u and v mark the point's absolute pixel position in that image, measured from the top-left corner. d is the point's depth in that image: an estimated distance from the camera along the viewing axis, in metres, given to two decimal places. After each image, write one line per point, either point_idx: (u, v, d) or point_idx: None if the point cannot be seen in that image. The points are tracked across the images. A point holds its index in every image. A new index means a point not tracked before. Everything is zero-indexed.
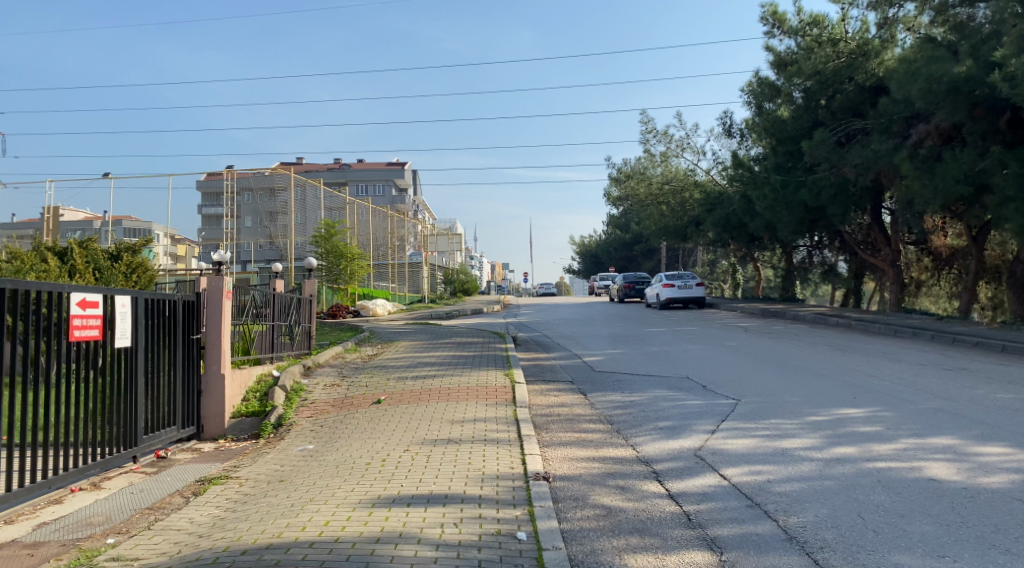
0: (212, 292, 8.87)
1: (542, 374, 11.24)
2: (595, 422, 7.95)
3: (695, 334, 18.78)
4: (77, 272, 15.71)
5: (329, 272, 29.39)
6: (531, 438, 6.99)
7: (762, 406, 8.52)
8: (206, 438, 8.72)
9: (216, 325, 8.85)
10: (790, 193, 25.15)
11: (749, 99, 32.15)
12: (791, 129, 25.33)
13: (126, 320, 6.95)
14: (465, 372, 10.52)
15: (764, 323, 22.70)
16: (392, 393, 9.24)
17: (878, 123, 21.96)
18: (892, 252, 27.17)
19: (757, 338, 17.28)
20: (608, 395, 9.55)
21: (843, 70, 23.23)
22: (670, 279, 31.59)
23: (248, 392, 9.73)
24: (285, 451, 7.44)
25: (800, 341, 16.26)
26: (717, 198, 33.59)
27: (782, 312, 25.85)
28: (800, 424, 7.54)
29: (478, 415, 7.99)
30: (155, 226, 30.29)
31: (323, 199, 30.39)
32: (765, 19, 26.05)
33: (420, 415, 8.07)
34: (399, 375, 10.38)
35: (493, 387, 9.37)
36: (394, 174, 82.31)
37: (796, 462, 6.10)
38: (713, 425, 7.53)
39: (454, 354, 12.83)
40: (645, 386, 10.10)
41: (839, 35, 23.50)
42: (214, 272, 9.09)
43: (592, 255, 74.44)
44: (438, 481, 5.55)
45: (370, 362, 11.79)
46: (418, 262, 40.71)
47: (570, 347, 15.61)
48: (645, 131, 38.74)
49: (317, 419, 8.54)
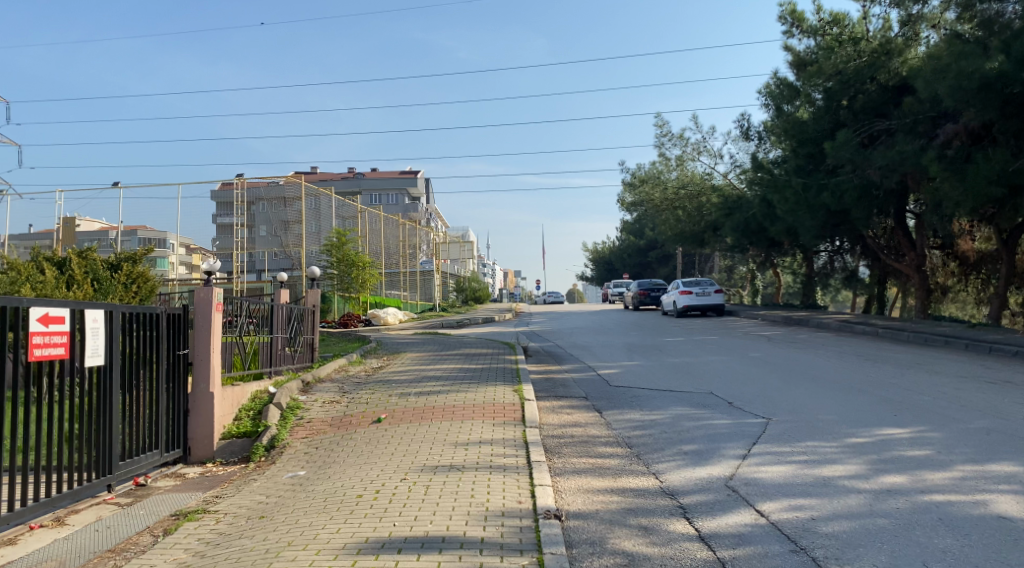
0: (201, 304, 8.36)
1: (554, 389, 10.60)
2: (611, 445, 7.29)
3: (714, 344, 18.03)
4: (76, 283, 15.22)
5: (340, 281, 28.87)
6: (542, 465, 6.34)
7: (795, 426, 7.79)
8: (193, 461, 8.15)
9: (204, 340, 8.31)
10: (812, 196, 24.29)
11: (766, 101, 31.51)
12: (811, 130, 24.44)
13: (99, 337, 6.39)
14: (473, 387, 9.87)
15: (786, 331, 21.92)
16: (394, 411, 8.58)
17: (902, 124, 21.16)
18: (917, 257, 26.23)
19: (781, 348, 16.50)
20: (626, 413, 8.89)
21: (866, 70, 22.46)
22: (687, 286, 30.83)
23: (240, 410, 9.11)
24: (273, 477, 6.82)
25: (827, 351, 15.48)
26: (735, 202, 32.87)
27: (805, 320, 25.03)
28: (839, 448, 6.82)
29: (484, 437, 7.34)
30: (168, 235, 29.97)
31: (335, 208, 30.01)
32: (783, 18, 25.36)
33: (421, 437, 7.43)
34: (403, 391, 9.71)
35: (501, 404, 8.71)
36: (407, 183, 82.20)
37: (842, 495, 5.39)
38: (743, 450, 6.86)
39: (461, 367, 12.19)
40: (666, 403, 9.42)
41: (860, 34, 22.97)
42: (205, 282, 8.61)
43: (606, 262, 73.64)
44: (435, 518, 4.89)
45: (373, 376, 11.14)
46: (431, 270, 40.19)
47: (585, 358, 14.94)
48: (660, 135, 38.13)
49: (312, 440, 7.91)
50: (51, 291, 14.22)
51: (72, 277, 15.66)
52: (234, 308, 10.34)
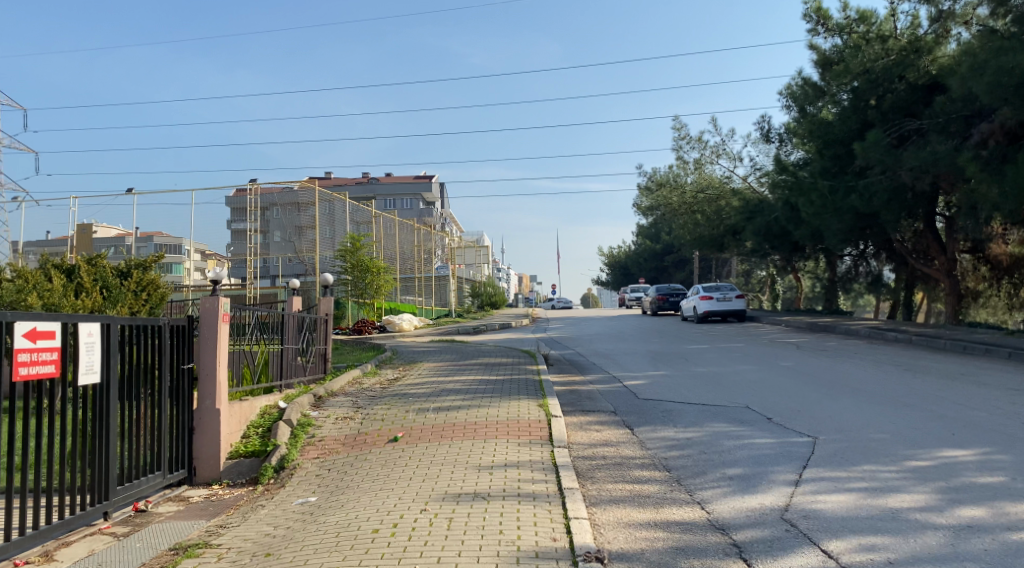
0: (206, 315, 7.82)
1: (580, 403, 10.04)
2: (649, 469, 6.72)
3: (741, 351, 17.39)
4: (84, 292, 14.83)
5: (353, 287, 28.58)
6: (575, 493, 5.77)
7: (846, 447, 7.18)
8: (198, 482, 7.65)
9: (210, 354, 7.80)
10: (838, 198, 23.55)
11: (788, 102, 30.87)
12: (838, 131, 23.77)
13: (94, 353, 5.90)
14: (495, 401, 9.31)
15: (814, 338, 21.20)
16: (412, 429, 8.04)
17: (933, 123, 20.48)
18: (947, 261, 25.43)
19: (812, 357, 15.82)
20: (659, 430, 8.30)
21: (895, 68, 21.72)
22: (707, 291, 30.11)
23: (249, 428, 8.57)
24: (282, 504, 6.30)
25: (862, 360, 14.79)
26: (757, 205, 32.13)
27: (832, 326, 24.26)
28: (901, 473, 6.21)
29: (510, 459, 6.78)
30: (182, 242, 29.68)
31: (350, 213, 29.57)
32: (808, 16, 24.71)
33: (440, 459, 6.87)
34: (421, 406, 9.17)
35: (526, 421, 8.16)
36: (421, 188, 81.94)
37: (916, 532, 4.78)
38: (795, 475, 6.27)
39: (482, 379, 11.63)
40: (701, 419, 8.82)
41: (888, 33, 22.23)
42: (211, 291, 8.06)
43: (622, 267, 72.91)
44: (461, 561, 4.33)
45: (389, 389, 10.60)
46: (446, 275, 39.73)
47: (608, 367, 14.37)
48: (678, 138, 37.55)
49: (325, 461, 7.40)
50: (57, 300, 13.79)
51: (80, 285, 15.27)
52: (242, 315, 9.87)
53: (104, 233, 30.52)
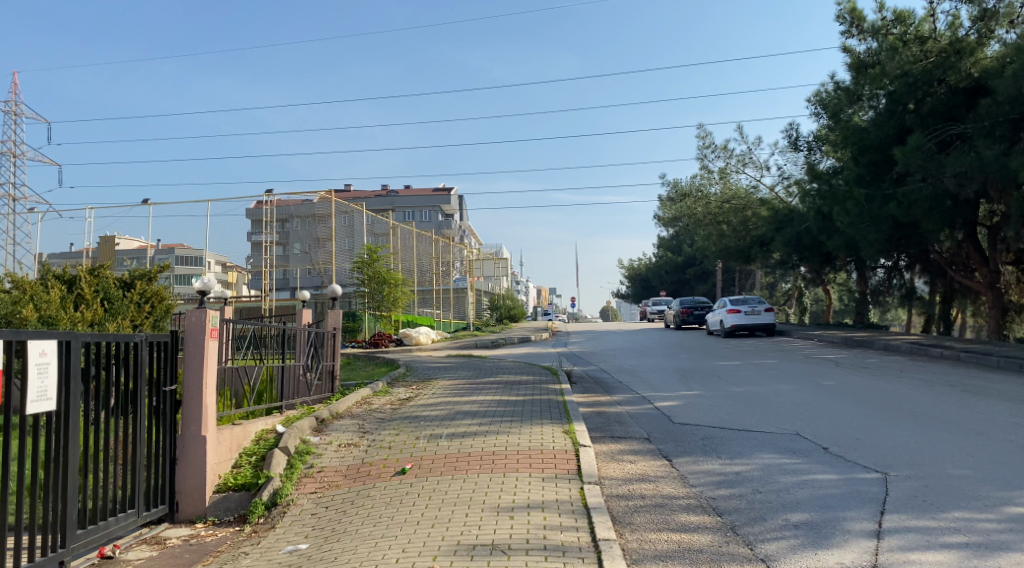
0: (191, 331, 6.91)
1: (608, 427, 9.09)
2: (697, 513, 5.74)
3: (777, 368, 16.31)
4: (85, 303, 14.16)
5: (371, 299, 27.77)
6: (613, 546, 4.81)
7: (926, 487, 6.15)
8: (180, 519, 6.79)
9: (195, 375, 6.92)
10: (876, 206, 22.33)
11: (818, 109, 29.86)
12: (874, 137, 22.63)
13: (48, 376, 5.07)
14: (514, 426, 8.35)
15: (853, 354, 20.03)
16: (423, 459, 7.10)
17: (978, 127, 19.18)
18: (990, 273, 24.17)
19: (856, 375, 14.69)
20: (701, 463, 7.32)
21: (935, 70, 20.54)
22: (735, 304, 28.98)
23: (241, 456, 7.67)
24: (268, 553, 5.39)
25: (913, 379, 13.68)
26: (786, 215, 30.97)
27: (869, 341, 23.06)
28: (1003, 523, 5.16)
29: (533, 498, 5.84)
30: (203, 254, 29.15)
31: (366, 224, 28.87)
32: (841, 18, 23.54)
33: (452, 499, 5.92)
34: (434, 432, 8.21)
35: (550, 451, 7.20)
36: (440, 201, 81.43)
37: None
38: (873, 524, 5.28)
39: (500, 399, 10.67)
40: (747, 450, 7.83)
41: (927, 34, 21.11)
42: (200, 302, 7.17)
43: (642, 280, 71.61)
44: None
45: (399, 411, 9.66)
46: (463, 287, 38.89)
47: (635, 386, 13.38)
48: (702, 147, 36.59)
49: (322, 497, 6.49)
50: (53, 310, 13.10)
51: (82, 296, 14.58)
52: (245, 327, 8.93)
53: (125, 245, 30.14)
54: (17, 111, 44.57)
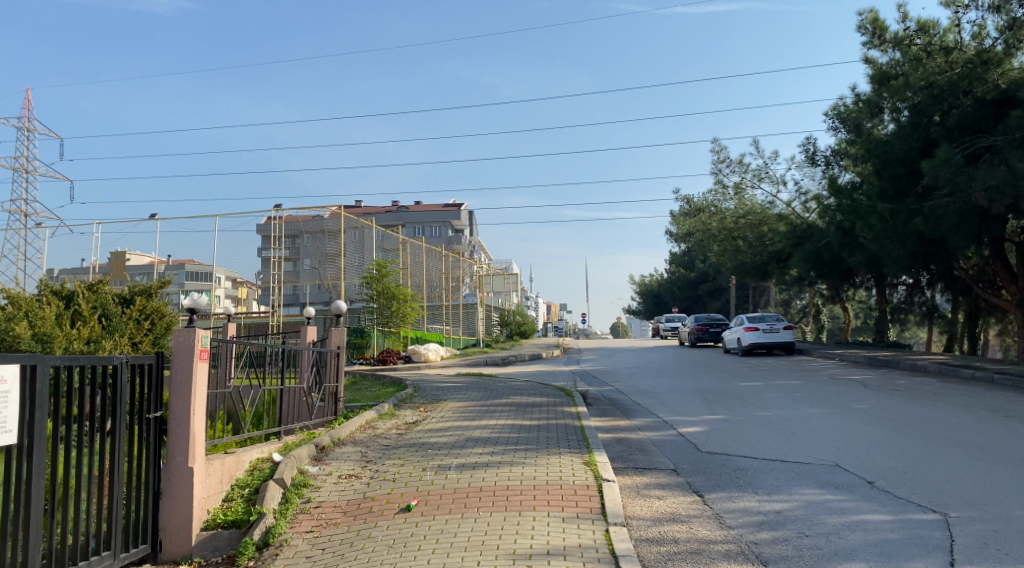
0: (179, 352, 6.33)
1: (631, 457, 8.44)
2: (738, 561, 5.10)
3: (802, 389, 15.60)
4: (82, 320, 13.66)
5: (379, 315, 27.19)
6: None
7: (994, 532, 5.48)
8: (164, 560, 6.17)
9: (182, 401, 6.33)
10: (901, 222, 21.63)
11: (837, 123, 29.22)
12: (898, 151, 21.94)
13: (8, 406, 4.50)
14: (529, 456, 7.69)
15: (879, 374, 19.25)
16: (429, 494, 6.47)
17: (1008, 139, 18.37)
18: (1019, 291, 23.30)
19: (887, 397, 13.95)
20: (736, 500, 6.66)
21: (961, 81, 19.86)
22: (752, 322, 28.22)
23: (233, 488, 7.04)
24: None
25: (949, 403, 12.92)
26: (805, 231, 30.26)
27: (893, 361, 22.25)
28: None
29: (553, 543, 5.19)
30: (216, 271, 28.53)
31: (376, 240, 28.37)
32: (862, 28, 22.91)
33: (463, 543, 5.28)
34: (442, 462, 7.58)
35: (570, 487, 6.54)
36: (450, 216, 81.04)
37: None
38: None
39: (513, 424, 10.02)
40: (785, 485, 7.17)
41: (951, 44, 20.39)
42: (190, 320, 6.59)
43: (654, 296, 70.71)
44: None
45: (405, 437, 9.02)
46: (473, 303, 38.27)
47: (655, 409, 12.72)
48: (717, 161, 36.01)
49: (317, 537, 5.86)
50: (48, 326, 12.54)
51: (78, 313, 14.08)
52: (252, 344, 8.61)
53: (135, 260, 29.82)
54: (31, 126, 44.59)
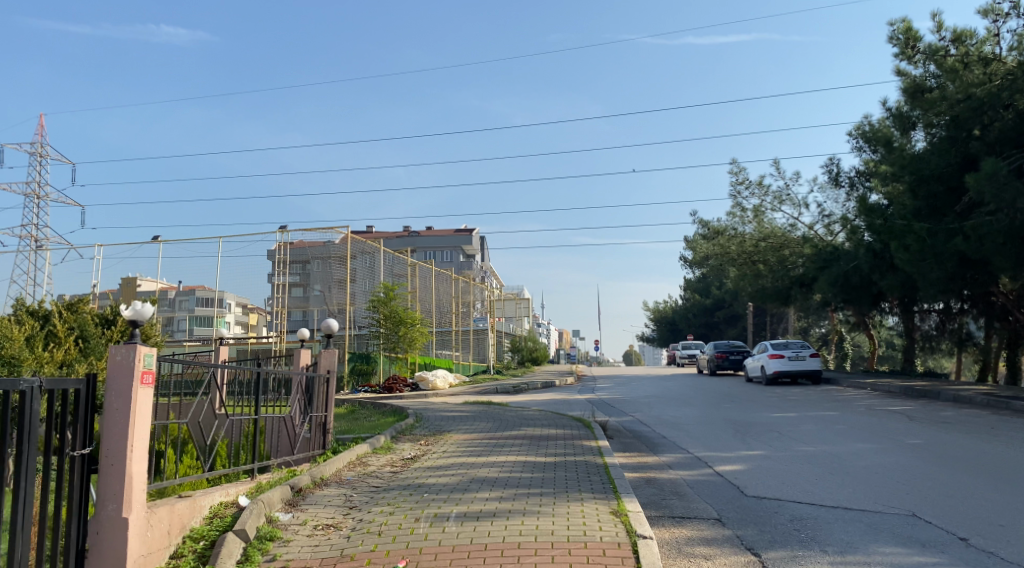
0: (116, 375, 5.14)
1: (665, 504, 7.13)
2: None
3: (842, 422, 14.18)
4: (56, 342, 12.52)
5: (385, 339, 26.17)
6: None
7: None
8: None
9: (119, 435, 5.13)
10: (939, 242, 20.24)
11: (864, 142, 28.02)
12: (934, 167, 20.62)
13: None
14: (543, 504, 6.40)
15: (920, 405, 17.76)
16: (421, 553, 5.19)
17: None
18: None
19: (939, 432, 12.48)
20: (803, 562, 5.36)
21: (1002, 93, 18.29)
22: (777, 350, 26.80)
23: (183, 541, 5.79)
24: None
25: (1012, 440, 11.48)
26: (831, 254, 28.81)
27: (931, 391, 20.73)
28: None
29: None
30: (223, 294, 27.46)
31: (383, 263, 27.40)
32: (893, 39, 21.68)
33: None
34: (439, 510, 6.29)
35: (598, 546, 5.23)
36: (461, 241, 80.39)
37: None
38: None
39: (524, 460, 8.72)
40: (858, 541, 5.88)
41: (990, 55, 19.06)
42: (132, 335, 5.41)
43: (668, 322, 69.20)
44: None
45: (397, 476, 7.75)
46: (484, 329, 37.02)
47: (684, 444, 11.36)
48: (736, 182, 34.81)
49: None
50: (16, 349, 11.39)
51: (54, 335, 12.94)
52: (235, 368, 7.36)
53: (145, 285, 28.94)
54: (43, 151, 44.34)
